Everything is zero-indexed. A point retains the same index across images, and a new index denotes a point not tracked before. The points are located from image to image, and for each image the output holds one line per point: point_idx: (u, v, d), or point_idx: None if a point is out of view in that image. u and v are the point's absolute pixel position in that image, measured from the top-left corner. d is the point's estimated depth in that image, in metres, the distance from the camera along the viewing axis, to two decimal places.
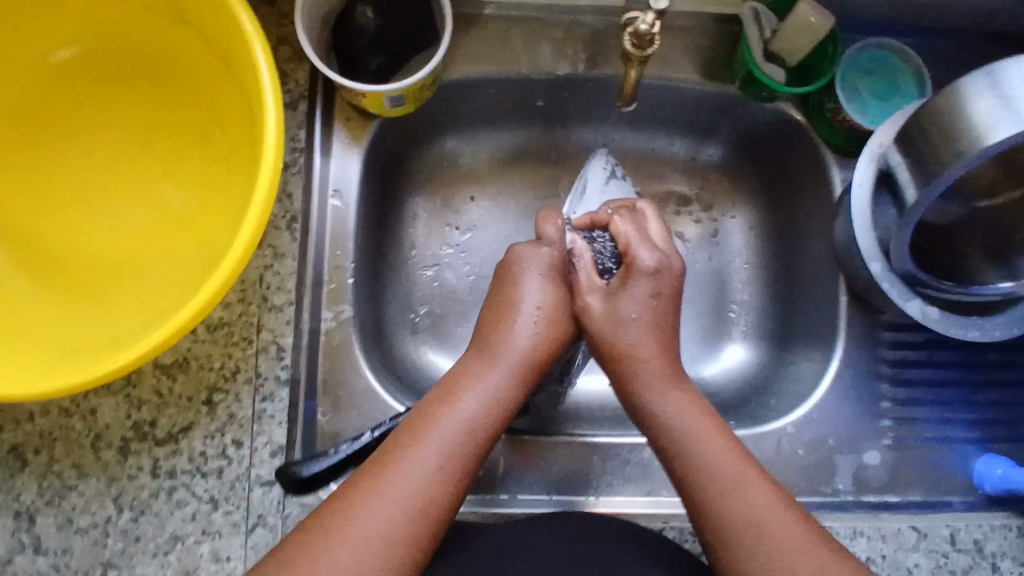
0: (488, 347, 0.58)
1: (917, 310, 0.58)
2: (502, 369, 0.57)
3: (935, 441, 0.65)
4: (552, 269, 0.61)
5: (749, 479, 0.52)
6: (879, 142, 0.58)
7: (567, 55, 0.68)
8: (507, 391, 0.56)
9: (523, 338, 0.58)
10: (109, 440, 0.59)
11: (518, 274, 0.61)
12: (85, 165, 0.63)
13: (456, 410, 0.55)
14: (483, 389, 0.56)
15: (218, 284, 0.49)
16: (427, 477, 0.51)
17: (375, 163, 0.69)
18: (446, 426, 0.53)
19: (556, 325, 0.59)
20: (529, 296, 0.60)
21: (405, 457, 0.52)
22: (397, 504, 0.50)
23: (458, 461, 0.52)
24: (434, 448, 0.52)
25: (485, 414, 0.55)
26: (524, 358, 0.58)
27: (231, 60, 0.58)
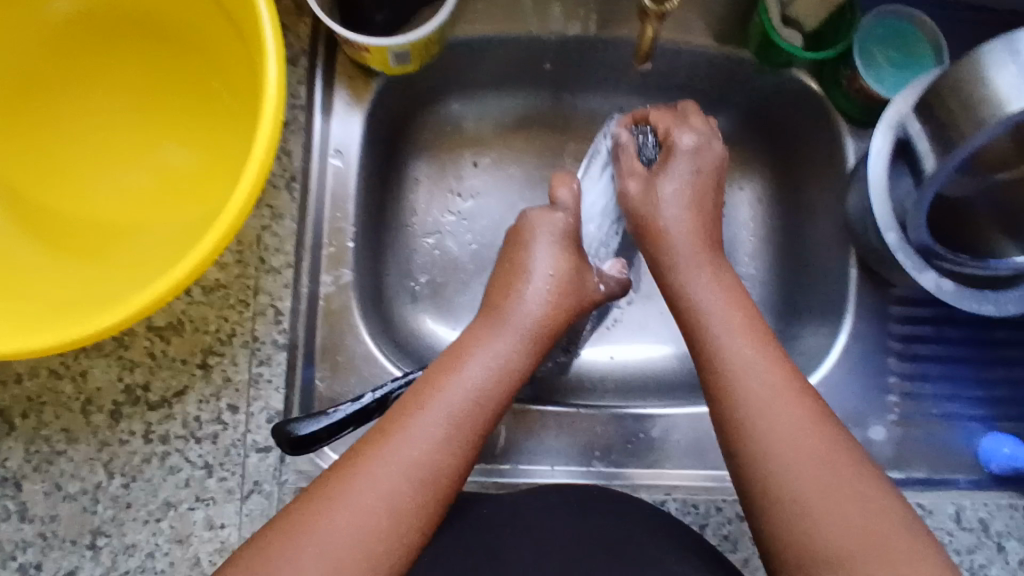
0: (495, 313, 0.58)
1: (931, 282, 0.56)
2: (509, 337, 0.56)
3: (941, 418, 0.65)
4: (565, 235, 0.62)
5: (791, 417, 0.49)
6: (897, 109, 0.57)
7: (579, 16, 0.65)
8: (516, 357, 0.56)
9: (533, 304, 0.58)
10: (99, 404, 0.57)
11: (528, 241, 0.61)
12: (76, 118, 0.61)
13: (464, 376, 0.53)
14: (492, 355, 0.55)
15: (215, 241, 0.47)
16: (434, 443, 0.49)
17: (377, 125, 0.67)
18: (455, 390, 0.52)
19: (568, 290, 0.59)
20: (541, 262, 0.60)
21: (412, 422, 0.50)
22: (404, 469, 0.48)
23: (464, 429, 0.51)
24: (441, 415, 0.51)
25: (493, 380, 0.54)
26: (531, 325, 0.57)
27: (229, 8, 0.55)
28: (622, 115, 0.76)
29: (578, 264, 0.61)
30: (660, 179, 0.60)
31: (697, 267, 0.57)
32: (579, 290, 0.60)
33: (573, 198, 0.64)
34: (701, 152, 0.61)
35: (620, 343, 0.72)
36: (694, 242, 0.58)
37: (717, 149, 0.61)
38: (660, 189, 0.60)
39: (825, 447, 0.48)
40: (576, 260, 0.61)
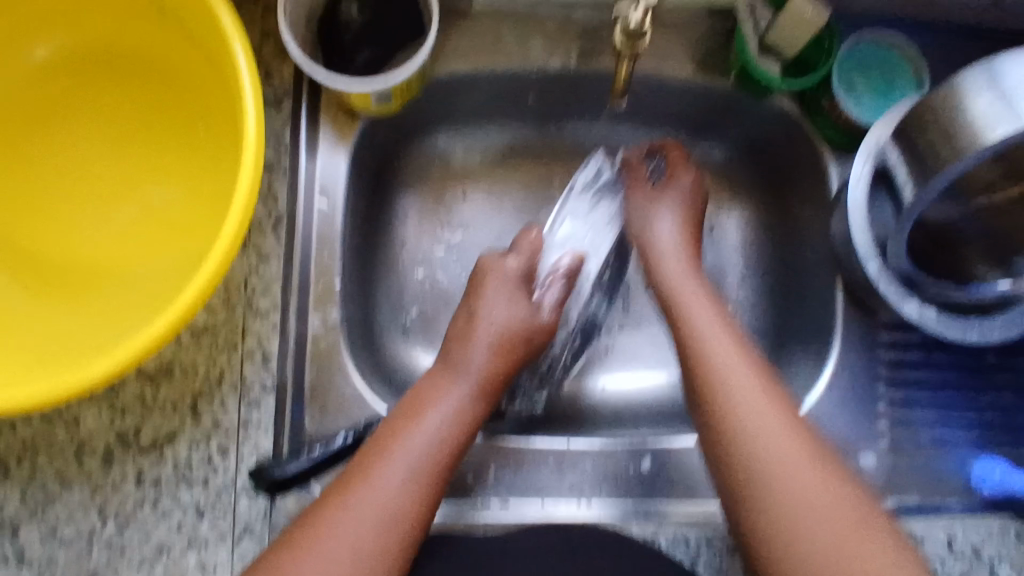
0: (452, 360, 0.59)
1: (914, 311, 0.57)
2: (465, 383, 0.57)
3: (933, 444, 0.65)
4: (516, 282, 0.63)
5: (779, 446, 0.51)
6: (876, 137, 0.57)
7: (560, 50, 0.66)
8: (471, 400, 0.57)
9: (484, 354, 0.59)
10: (92, 449, 0.58)
11: (484, 287, 0.63)
12: (63, 165, 0.61)
13: (422, 426, 0.54)
14: (447, 405, 0.56)
15: (196, 292, 0.48)
16: (395, 491, 0.50)
17: (363, 163, 0.67)
18: (415, 439, 0.53)
19: (512, 341, 0.60)
20: (493, 311, 0.61)
21: (375, 471, 0.51)
22: (370, 517, 0.49)
23: (425, 475, 0.52)
24: (402, 466, 0.51)
25: (451, 430, 0.55)
26: (486, 372, 0.58)
27: (211, 57, 0.56)
28: (609, 145, 0.76)
29: (527, 310, 0.62)
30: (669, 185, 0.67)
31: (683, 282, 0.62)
32: (521, 333, 0.61)
33: (531, 248, 0.66)
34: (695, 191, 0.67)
35: (614, 372, 0.72)
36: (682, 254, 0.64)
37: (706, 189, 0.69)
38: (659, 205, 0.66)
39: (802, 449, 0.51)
40: (525, 311, 0.62)
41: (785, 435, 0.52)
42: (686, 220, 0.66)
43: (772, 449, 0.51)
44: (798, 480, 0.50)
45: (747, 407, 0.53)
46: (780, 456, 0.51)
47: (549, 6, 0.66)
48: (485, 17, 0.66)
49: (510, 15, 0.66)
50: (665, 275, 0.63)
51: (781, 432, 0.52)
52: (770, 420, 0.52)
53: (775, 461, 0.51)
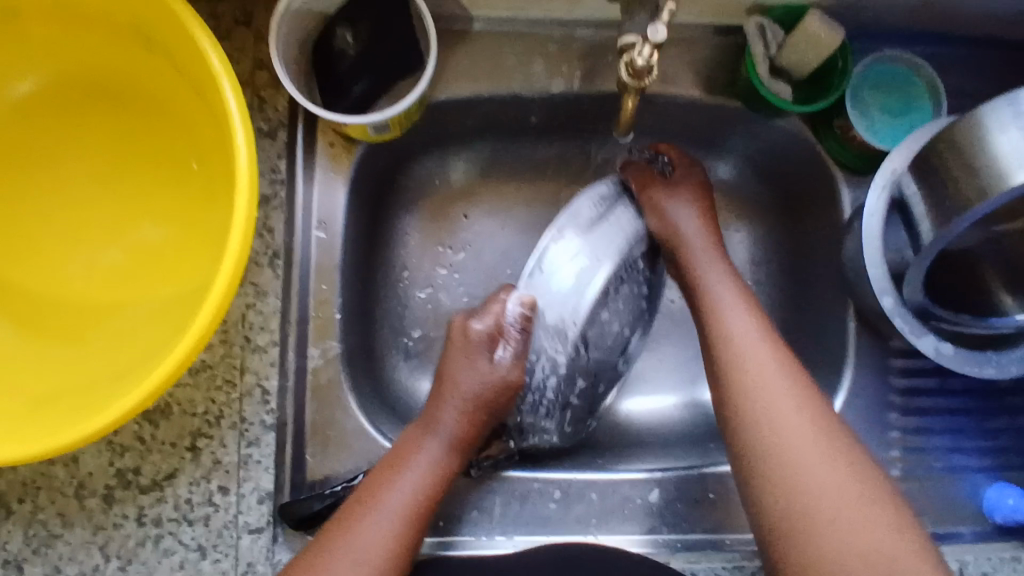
0: (429, 420, 0.59)
1: (930, 347, 0.54)
2: (441, 444, 0.58)
3: (946, 471, 0.63)
4: (475, 344, 0.59)
5: (806, 451, 0.51)
6: (892, 167, 0.54)
7: (562, 72, 0.64)
8: (444, 462, 0.57)
9: (455, 415, 0.59)
10: (92, 488, 0.57)
11: (451, 350, 0.61)
12: (58, 199, 0.60)
13: (402, 484, 0.55)
14: (422, 462, 0.56)
15: (193, 341, 0.47)
16: (379, 546, 0.52)
17: (362, 188, 0.66)
18: (393, 496, 0.54)
19: (483, 405, 0.59)
20: (465, 378, 0.59)
21: (358, 525, 0.53)
22: (349, 574, 0.51)
23: (398, 538, 0.53)
24: (382, 521, 0.53)
25: (421, 495, 0.55)
26: (460, 434, 0.59)
27: (203, 91, 0.55)
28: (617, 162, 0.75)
29: (499, 376, 0.59)
30: (674, 202, 0.64)
31: (724, 295, 0.60)
32: (493, 397, 0.59)
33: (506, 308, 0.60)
34: (702, 193, 0.66)
35: (624, 398, 0.71)
36: (704, 241, 0.63)
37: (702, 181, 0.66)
38: (677, 208, 0.64)
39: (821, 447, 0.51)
40: (489, 375, 0.59)
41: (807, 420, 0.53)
42: (701, 212, 0.65)
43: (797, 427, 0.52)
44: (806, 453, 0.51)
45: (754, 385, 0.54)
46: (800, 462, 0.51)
47: (550, 25, 0.64)
48: (484, 37, 0.64)
49: (510, 35, 0.64)
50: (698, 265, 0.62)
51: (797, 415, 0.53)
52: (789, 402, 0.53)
53: (792, 429, 0.52)
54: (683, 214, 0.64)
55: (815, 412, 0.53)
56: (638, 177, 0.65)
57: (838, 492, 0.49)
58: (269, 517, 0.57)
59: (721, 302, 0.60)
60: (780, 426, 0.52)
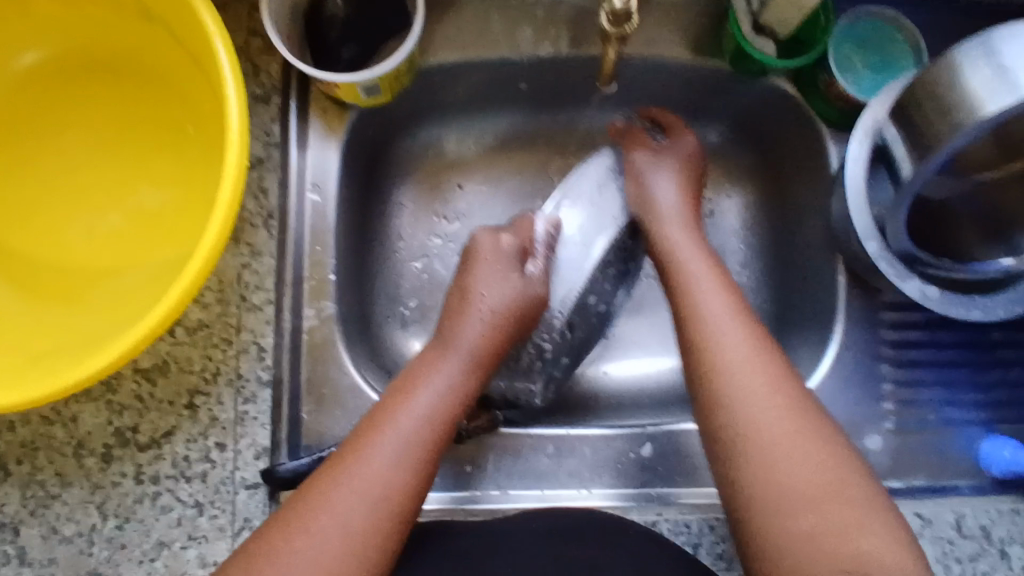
0: (443, 338, 0.57)
1: (916, 290, 0.55)
2: (457, 358, 0.56)
3: (939, 424, 0.63)
4: (502, 257, 0.60)
5: (785, 435, 0.49)
6: (873, 116, 0.55)
7: (549, 37, 0.65)
8: (463, 377, 0.55)
9: (474, 331, 0.57)
10: (90, 447, 0.58)
11: (474, 262, 0.60)
12: (56, 166, 0.61)
13: (413, 403, 0.53)
14: (440, 380, 0.54)
15: (186, 287, 0.48)
16: (389, 466, 0.49)
17: (355, 155, 0.67)
18: (406, 416, 0.52)
19: (506, 313, 0.58)
20: (485, 284, 0.59)
21: (368, 446, 0.50)
22: (360, 493, 0.48)
23: (416, 453, 0.50)
24: (393, 441, 0.50)
25: (441, 406, 0.53)
26: (475, 348, 0.57)
27: (197, 52, 0.56)
28: (609, 131, 0.76)
29: (523, 285, 0.59)
30: (661, 179, 0.63)
31: (698, 274, 0.58)
32: (515, 306, 0.58)
33: (527, 229, 0.62)
34: (692, 154, 0.66)
35: (621, 362, 0.72)
36: (681, 211, 0.63)
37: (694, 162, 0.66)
38: (659, 177, 0.64)
39: (792, 422, 0.49)
40: (517, 286, 0.59)
41: (766, 388, 0.51)
42: (684, 183, 0.64)
43: (761, 389, 0.51)
44: (767, 419, 0.49)
45: (721, 352, 0.53)
46: (777, 437, 0.49)
47: None
48: (473, 4, 0.65)
49: (498, 2, 0.66)
50: (662, 226, 0.62)
51: (760, 382, 0.51)
52: (750, 370, 0.52)
53: (747, 394, 0.51)
54: (664, 184, 0.63)
55: (783, 404, 0.50)
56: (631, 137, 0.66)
57: (824, 476, 0.47)
58: None
59: (693, 282, 0.57)
60: (761, 406, 0.50)
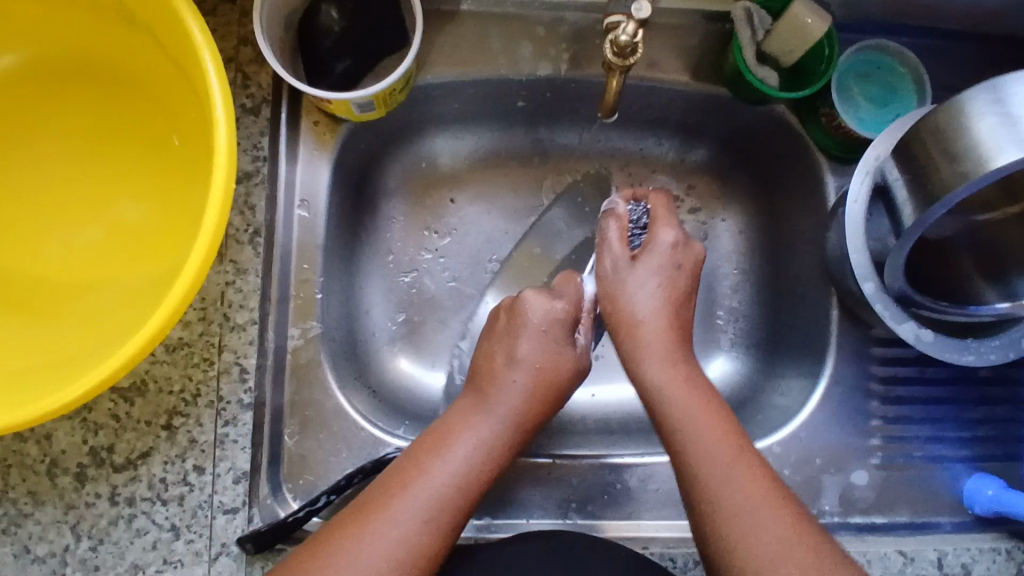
0: (482, 392, 0.56)
1: (910, 332, 0.55)
2: (492, 420, 0.54)
3: (925, 460, 0.63)
4: (552, 324, 0.58)
5: (767, 539, 0.46)
6: (874, 154, 0.55)
7: (549, 55, 0.64)
8: (498, 441, 0.54)
9: (516, 397, 0.55)
10: (64, 466, 0.56)
11: (517, 328, 0.58)
12: (33, 173, 0.59)
13: (447, 458, 0.52)
14: (473, 439, 0.53)
15: (164, 317, 0.46)
16: (416, 527, 0.48)
17: (346, 170, 0.65)
18: (440, 470, 0.51)
19: (551, 379, 0.57)
20: (532, 350, 0.57)
21: (394, 503, 0.49)
22: (384, 550, 0.47)
23: (444, 514, 0.49)
24: (422, 498, 0.49)
25: (474, 466, 0.52)
26: (515, 410, 0.55)
27: (183, 63, 0.54)
28: (604, 150, 0.75)
29: (572, 359, 0.58)
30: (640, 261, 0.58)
31: (664, 373, 0.54)
32: (559, 378, 0.57)
33: (576, 295, 0.61)
34: (678, 248, 0.58)
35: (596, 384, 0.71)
36: (665, 330, 0.56)
37: (694, 252, 0.59)
38: (636, 271, 0.57)
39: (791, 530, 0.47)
40: (570, 361, 0.58)
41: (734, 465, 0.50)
42: (683, 269, 0.58)
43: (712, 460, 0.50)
44: (745, 499, 0.48)
45: (686, 435, 0.51)
46: (773, 544, 0.46)
47: (538, 7, 0.64)
48: (472, 19, 0.64)
49: (496, 18, 0.64)
50: (632, 325, 0.56)
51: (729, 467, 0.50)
52: (723, 457, 0.50)
53: (737, 503, 0.48)
54: (643, 278, 0.57)
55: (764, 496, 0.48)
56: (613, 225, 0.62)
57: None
58: (245, 497, 0.56)
59: (647, 356, 0.55)
60: (744, 515, 0.47)
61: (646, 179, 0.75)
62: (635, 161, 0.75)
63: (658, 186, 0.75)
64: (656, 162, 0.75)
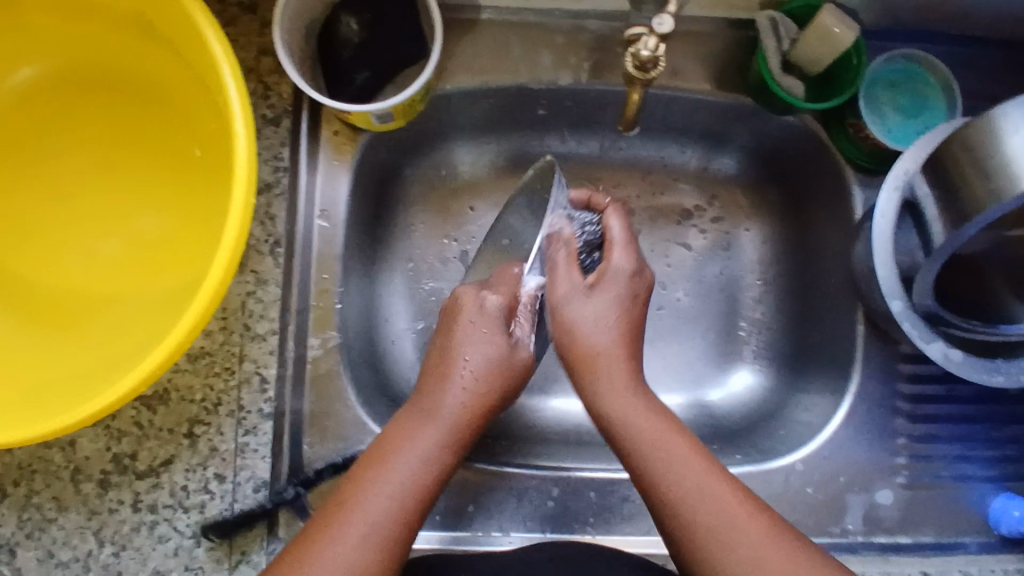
0: (423, 404, 0.54)
1: (938, 353, 0.53)
2: (433, 428, 0.52)
3: (953, 480, 0.62)
4: (487, 319, 0.56)
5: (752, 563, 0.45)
6: (904, 168, 0.53)
7: (570, 64, 0.63)
8: (439, 451, 0.52)
9: (456, 398, 0.54)
10: (88, 473, 0.57)
11: (452, 328, 0.56)
12: (60, 185, 0.60)
13: (388, 474, 0.50)
14: (414, 454, 0.51)
15: (184, 330, 0.46)
16: (356, 556, 0.47)
17: (366, 179, 0.65)
18: (371, 501, 0.49)
19: (493, 382, 0.54)
20: (471, 345, 0.55)
21: (337, 530, 0.47)
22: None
23: (387, 539, 0.48)
24: (365, 526, 0.48)
25: (415, 481, 0.50)
26: (458, 419, 0.53)
27: (204, 75, 0.54)
28: (625, 158, 0.74)
29: (507, 351, 0.56)
30: (597, 292, 0.56)
31: (625, 390, 0.53)
32: (500, 378, 0.55)
33: (514, 283, 0.59)
34: (636, 276, 0.57)
35: (566, 397, 0.71)
36: (619, 347, 0.54)
37: (649, 276, 0.58)
38: (595, 301, 0.55)
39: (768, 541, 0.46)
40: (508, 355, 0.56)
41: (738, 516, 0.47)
42: (624, 315, 0.55)
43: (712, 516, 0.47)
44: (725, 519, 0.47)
45: (653, 461, 0.50)
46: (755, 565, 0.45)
47: (558, 15, 0.63)
48: (492, 27, 0.63)
49: (516, 26, 0.63)
50: (572, 334, 0.55)
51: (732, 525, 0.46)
52: (695, 468, 0.49)
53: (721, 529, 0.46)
54: (595, 318, 0.55)
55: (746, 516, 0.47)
56: (557, 246, 0.59)
57: None
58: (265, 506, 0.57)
59: (605, 377, 0.53)
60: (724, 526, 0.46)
61: (666, 188, 0.74)
62: (656, 169, 0.74)
63: (680, 194, 0.74)
64: (679, 171, 0.74)
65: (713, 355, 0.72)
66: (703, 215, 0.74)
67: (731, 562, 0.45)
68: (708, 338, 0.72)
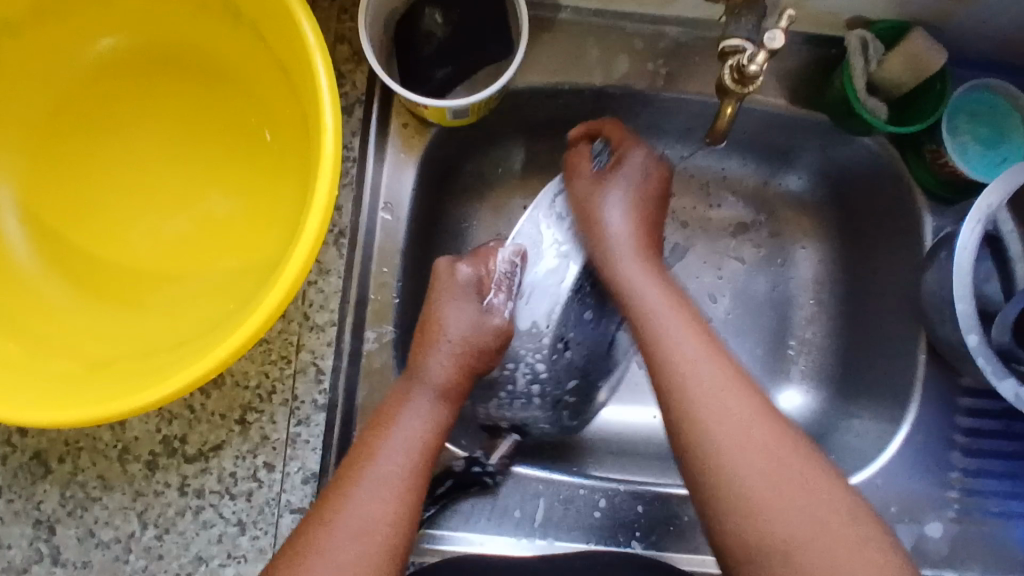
0: (412, 370, 0.57)
1: (1010, 391, 0.51)
2: (428, 392, 0.56)
3: (1003, 517, 0.61)
4: (464, 291, 0.59)
5: (787, 483, 0.48)
6: (988, 202, 0.52)
7: (646, 70, 0.62)
8: (435, 410, 0.56)
9: (443, 364, 0.57)
10: (136, 453, 0.56)
11: (438, 300, 0.59)
12: (124, 161, 0.59)
13: (395, 434, 0.53)
14: (417, 415, 0.55)
15: (261, 321, 0.45)
16: (379, 508, 0.50)
17: (430, 173, 0.64)
18: (385, 459, 0.52)
19: (474, 355, 0.58)
20: (453, 324, 0.58)
21: (352, 493, 0.50)
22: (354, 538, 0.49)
23: (405, 487, 0.52)
24: (379, 485, 0.51)
25: (420, 440, 0.54)
26: (446, 382, 0.57)
27: (287, 61, 0.54)
28: (685, 167, 0.73)
29: (480, 318, 0.58)
30: (600, 199, 0.61)
31: (645, 285, 0.58)
32: (484, 349, 0.58)
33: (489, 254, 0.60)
34: (645, 179, 0.63)
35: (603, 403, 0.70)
36: (644, 267, 0.60)
37: (663, 177, 0.64)
38: (608, 201, 0.62)
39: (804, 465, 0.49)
40: (487, 328, 0.58)
41: (792, 461, 0.49)
42: (638, 218, 0.62)
43: (761, 478, 0.49)
44: (761, 439, 0.50)
45: (681, 371, 0.53)
46: (800, 488, 0.48)
47: (638, 20, 0.62)
48: (570, 28, 0.62)
49: (594, 28, 0.62)
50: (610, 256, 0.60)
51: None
52: (720, 381, 0.52)
53: (747, 440, 0.50)
54: (625, 240, 0.61)
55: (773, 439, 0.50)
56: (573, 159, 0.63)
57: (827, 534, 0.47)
58: (312, 498, 0.56)
59: (648, 298, 0.58)
60: (753, 460, 0.49)
61: (722, 202, 0.73)
62: (715, 182, 0.73)
63: (737, 208, 0.73)
64: (738, 185, 0.73)
65: (761, 371, 0.71)
66: (760, 231, 0.73)
67: (763, 484, 0.49)
68: (755, 354, 0.71)
